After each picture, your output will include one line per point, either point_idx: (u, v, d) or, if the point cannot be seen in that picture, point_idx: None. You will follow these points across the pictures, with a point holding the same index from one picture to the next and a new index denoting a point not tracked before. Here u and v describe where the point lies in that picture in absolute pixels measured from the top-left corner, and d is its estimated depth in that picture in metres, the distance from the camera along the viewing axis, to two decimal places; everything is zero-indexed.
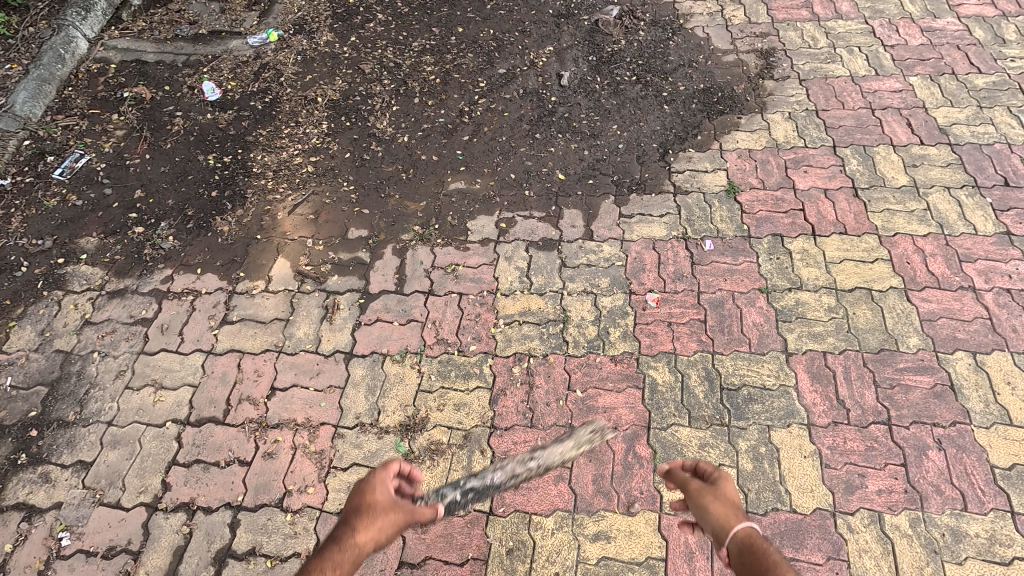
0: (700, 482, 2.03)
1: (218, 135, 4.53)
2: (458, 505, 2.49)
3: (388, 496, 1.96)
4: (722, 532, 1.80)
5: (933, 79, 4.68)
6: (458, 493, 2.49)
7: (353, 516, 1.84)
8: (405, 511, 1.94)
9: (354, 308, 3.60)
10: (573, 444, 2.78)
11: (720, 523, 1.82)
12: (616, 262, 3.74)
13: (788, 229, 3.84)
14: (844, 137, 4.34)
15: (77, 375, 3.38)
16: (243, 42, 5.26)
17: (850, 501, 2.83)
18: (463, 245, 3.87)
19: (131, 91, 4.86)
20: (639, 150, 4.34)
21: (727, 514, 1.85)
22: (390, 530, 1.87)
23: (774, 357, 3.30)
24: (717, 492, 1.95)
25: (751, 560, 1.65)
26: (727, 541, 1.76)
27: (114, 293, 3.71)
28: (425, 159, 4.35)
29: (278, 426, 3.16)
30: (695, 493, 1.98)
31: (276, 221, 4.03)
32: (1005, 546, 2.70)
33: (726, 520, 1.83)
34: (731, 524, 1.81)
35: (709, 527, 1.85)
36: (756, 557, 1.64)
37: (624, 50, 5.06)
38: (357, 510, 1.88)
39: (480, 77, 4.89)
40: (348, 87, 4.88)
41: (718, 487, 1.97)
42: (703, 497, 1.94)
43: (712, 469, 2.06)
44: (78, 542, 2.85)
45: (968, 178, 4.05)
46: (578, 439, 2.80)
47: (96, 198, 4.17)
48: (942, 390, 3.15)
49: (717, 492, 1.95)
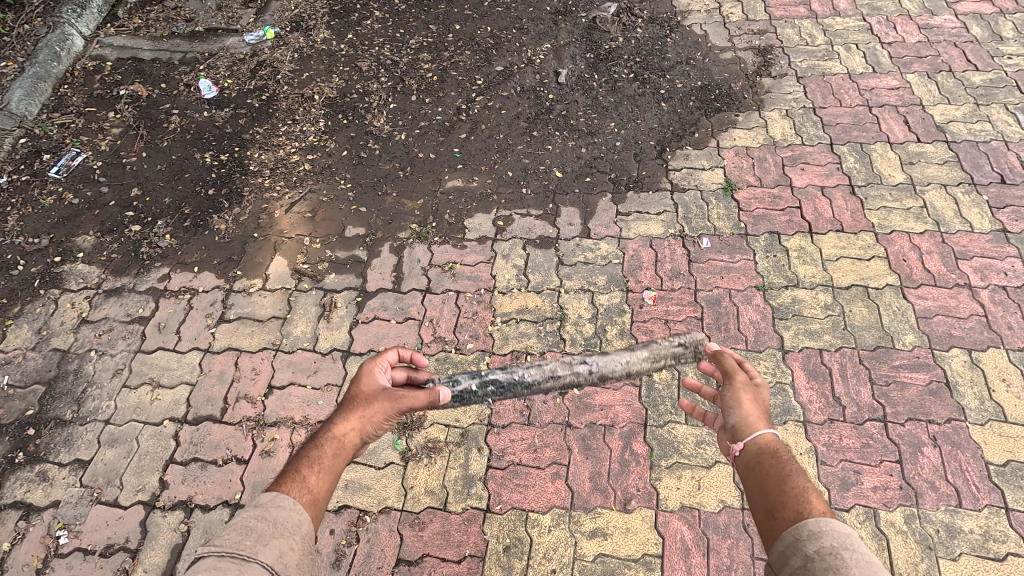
0: (744, 379, 2.20)
1: (215, 133, 4.52)
2: (474, 394, 2.60)
3: (373, 386, 2.20)
4: (746, 431, 2.00)
5: (930, 77, 4.68)
6: (474, 383, 2.60)
7: (336, 410, 2.12)
8: (387, 397, 2.19)
9: (351, 306, 3.60)
10: (648, 355, 2.73)
11: (748, 422, 2.02)
12: (614, 260, 3.75)
13: (785, 227, 3.85)
14: (841, 134, 4.35)
15: (74, 374, 3.38)
16: (239, 40, 5.24)
17: (845, 497, 2.84)
18: (460, 243, 3.87)
19: (127, 89, 4.84)
20: (636, 148, 4.34)
21: (756, 418, 2.04)
22: (372, 416, 2.15)
23: (770, 354, 3.30)
24: (753, 397, 2.12)
25: (770, 468, 1.85)
26: (751, 442, 1.96)
27: (110, 291, 3.71)
28: (422, 156, 4.35)
29: (276, 424, 3.16)
30: (730, 390, 2.16)
31: (273, 219, 4.03)
32: (999, 542, 2.71)
33: (755, 425, 2.01)
34: (759, 430, 1.99)
35: (734, 423, 2.05)
36: (775, 468, 1.85)
37: (621, 48, 5.05)
38: (343, 406, 2.16)
39: (478, 74, 4.88)
40: (345, 85, 4.86)
41: (757, 393, 2.14)
42: (739, 399, 2.11)
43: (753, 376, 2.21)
44: (76, 541, 2.85)
45: (965, 176, 4.06)
46: (655, 353, 2.73)
47: (92, 197, 4.16)
48: (938, 387, 3.16)
49: (754, 396, 2.12)
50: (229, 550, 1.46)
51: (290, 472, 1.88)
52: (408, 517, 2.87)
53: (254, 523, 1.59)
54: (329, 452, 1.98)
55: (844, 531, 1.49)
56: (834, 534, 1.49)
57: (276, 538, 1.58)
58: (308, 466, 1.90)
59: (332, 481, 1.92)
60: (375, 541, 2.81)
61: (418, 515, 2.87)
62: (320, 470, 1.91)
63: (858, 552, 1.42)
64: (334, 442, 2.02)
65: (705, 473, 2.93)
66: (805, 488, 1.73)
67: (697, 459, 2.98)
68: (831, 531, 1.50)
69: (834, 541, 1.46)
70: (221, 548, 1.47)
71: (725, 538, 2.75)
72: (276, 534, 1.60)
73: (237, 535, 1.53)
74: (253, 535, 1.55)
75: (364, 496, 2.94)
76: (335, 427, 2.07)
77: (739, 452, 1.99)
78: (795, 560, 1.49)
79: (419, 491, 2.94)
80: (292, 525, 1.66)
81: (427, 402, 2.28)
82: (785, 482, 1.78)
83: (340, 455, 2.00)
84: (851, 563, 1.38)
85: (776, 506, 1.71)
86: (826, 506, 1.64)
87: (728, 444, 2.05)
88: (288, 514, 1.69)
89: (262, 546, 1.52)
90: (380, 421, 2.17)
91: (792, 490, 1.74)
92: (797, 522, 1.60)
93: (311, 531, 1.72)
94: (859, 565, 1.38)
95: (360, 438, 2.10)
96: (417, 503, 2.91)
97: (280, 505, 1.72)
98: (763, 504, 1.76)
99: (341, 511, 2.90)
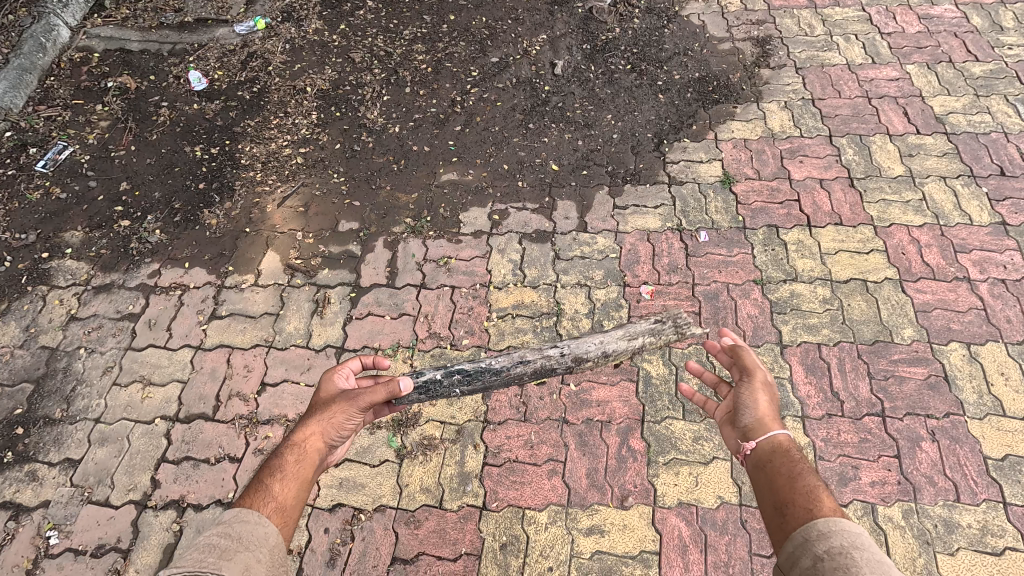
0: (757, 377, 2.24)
1: (206, 126, 4.44)
2: (439, 382, 2.69)
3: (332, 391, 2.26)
4: (759, 432, 2.01)
5: (930, 68, 4.63)
6: (440, 373, 2.69)
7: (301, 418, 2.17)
8: (345, 398, 2.21)
9: (344, 301, 3.55)
10: (624, 334, 2.93)
11: (762, 422, 2.04)
12: (610, 254, 3.71)
13: (783, 220, 3.81)
14: (841, 126, 4.30)
15: (63, 372, 3.33)
16: (229, 30, 5.15)
17: (843, 493, 2.83)
18: (455, 237, 3.82)
19: (115, 81, 4.75)
20: (633, 140, 4.29)
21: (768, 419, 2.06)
22: (333, 419, 2.17)
23: (768, 349, 3.28)
24: (768, 396, 2.16)
25: (779, 467, 1.85)
26: (763, 441, 1.97)
27: (100, 287, 3.65)
28: (416, 149, 4.28)
29: (268, 422, 3.12)
30: (748, 387, 2.19)
31: (264, 214, 3.96)
32: (996, 536, 2.70)
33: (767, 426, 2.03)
34: (772, 430, 2.00)
35: (746, 423, 2.08)
36: (787, 467, 1.84)
37: (618, 39, 4.98)
38: (305, 415, 2.19)
39: (473, 65, 4.81)
40: (337, 76, 4.78)
41: (770, 392, 2.18)
42: (752, 401, 2.14)
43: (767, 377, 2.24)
44: (66, 541, 2.81)
45: (964, 168, 4.02)
46: (629, 331, 2.95)
47: (80, 191, 4.08)
48: (936, 381, 3.14)
49: (767, 398, 2.16)
50: (189, 569, 1.41)
51: (253, 485, 1.86)
52: (403, 515, 2.84)
53: (217, 540, 1.56)
54: (290, 459, 1.99)
55: (854, 530, 1.47)
56: (844, 534, 1.47)
57: (241, 552, 1.55)
58: (270, 477, 1.90)
59: (298, 489, 1.91)
60: (370, 540, 2.78)
61: (414, 513, 2.84)
62: (282, 478, 1.91)
63: (869, 551, 1.39)
64: (295, 449, 2.03)
65: (702, 470, 2.91)
66: (816, 486, 1.72)
67: (695, 455, 2.96)
68: (841, 531, 1.48)
69: (845, 541, 1.44)
70: (182, 568, 1.42)
71: (723, 534, 2.73)
72: (239, 547, 1.56)
73: (199, 553, 1.49)
74: (216, 550, 1.51)
75: (359, 494, 2.91)
76: (295, 435, 2.09)
77: (750, 451, 2.00)
78: (805, 561, 1.47)
79: (414, 488, 2.91)
80: (258, 538, 1.63)
81: (387, 394, 2.23)
82: (796, 480, 1.76)
83: (304, 461, 2.01)
84: (862, 563, 1.36)
85: (785, 502, 1.70)
86: (836, 504, 1.62)
87: (739, 442, 2.07)
88: (253, 527, 1.66)
89: (225, 561, 1.48)
90: (341, 423, 2.19)
91: (803, 488, 1.72)
92: (808, 521, 1.57)
93: (279, 541, 1.70)
94: (870, 564, 1.35)
95: (323, 442, 2.12)
96: (412, 500, 2.88)
97: (244, 519, 1.67)
98: (773, 501, 1.76)
99: (336, 509, 2.87)
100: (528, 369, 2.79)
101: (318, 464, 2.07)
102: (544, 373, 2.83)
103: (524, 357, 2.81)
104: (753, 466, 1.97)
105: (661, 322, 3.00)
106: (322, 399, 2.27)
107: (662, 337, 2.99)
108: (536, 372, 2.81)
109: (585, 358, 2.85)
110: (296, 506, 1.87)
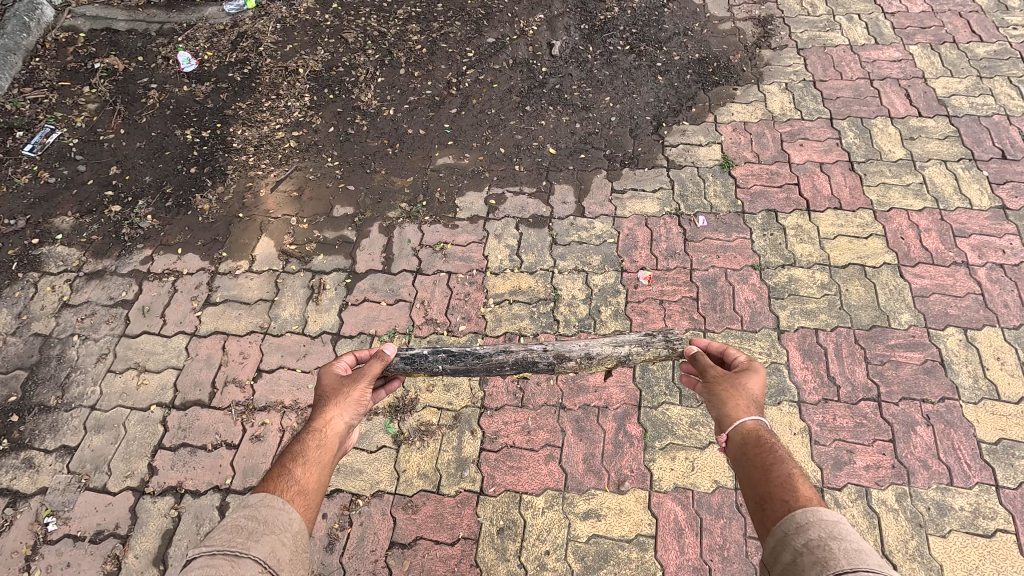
0: (719, 370, 2.23)
1: (196, 108, 4.35)
2: (426, 358, 2.65)
3: (337, 380, 2.24)
4: (729, 423, 2.00)
5: (933, 48, 4.56)
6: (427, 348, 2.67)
7: (315, 405, 2.15)
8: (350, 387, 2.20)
9: (340, 287, 3.52)
10: (609, 339, 2.73)
11: (727, 414, 2.03)
12: (608, 239, 3.67)
13: (783, 204, 3.78)
14: (842, 109, 4.24)
15: (57, 359, 3.30)
16: (218, 9, 5.02)
17: (838, 476, 2.85)
18: (451, 222, 3.78)
19: (102, 62, 4.64)
20: (632, 123, 4.22)
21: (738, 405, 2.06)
22: (348, 405, 2.16)
23: (766, 334, 3.27)
24: (728, 386, 2.12)
25: (755, 457, 1.84)
26: (734, 433, 1.97)
27: (92, 274, 3.60)
28: (411, 133, 4.21)
29: (265, 409, 3.12)
30: (707, 388, 2.20)
31: (258, 199, 3.91)
32: (988, 518, 2.74)
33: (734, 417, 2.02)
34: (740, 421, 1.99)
35: (716, 418, 2.07)
36: (760, 458, 1.83)
37: (616, 18, 4.88)
38: (317, 402, 2.16)
39: (469, 46, 4.71)
40: (330, 57, 4.68)
41: (739, 381, 2.12)
42: (722, 393, 2.12)
43: (754, 362, 2.24)
44: (64, 527, 2.82)
45: (965, 151, 3.98)
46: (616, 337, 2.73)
47: (69, 175, 4.01)
48: (933, 366, 3.15)
49: (736, 386, 2.11)
50: (220, 548, 1.44)
51: (275, 469, 1.86)
52: (401, 500, 2.86)
53: (244, 522, 1.56)
54: (310, 444, 1.98)
55: (830, 520, 1.48)
56: (821, 525, 1.47)
57: (267, 535, 1.55)
58: (291, 462, 1.89)
59: (321, 474, 1.91)
60: (368, 525, 2.80)
61: (412, 499, 2.86)
62: (305, 463, 1.90)
63: (846, 540, 1.40)
64: (316, 434, 2.02)
65: (699, 454, 2.93)
66: (792, 475, 1.72)
67: (691, 440, 2.97)
68: (818, 522, 1.48)
69: (822, 532, 1.44)
70: (212, 547, 1.45)
71: (718, 518, 2.76)
72: (267, 530, 1.57)
73: (228, 533, 1.51)
74: (244, 531, 1.53)
75: (357, 480, 2.91)
76: (315, 420, 2.07)
77: (726, 445, 1.99)
78: (785, 556, 1.47)
79: (412, 474, 2.92)
80: (282, 524, 1.62)
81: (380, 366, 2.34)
82: (771, 471, 1.76)
83: (322, 446, 2.00)
84: (838, 553, 1.36)
85: (764, 497, 1.69)
86: (812, 494, 1.62)
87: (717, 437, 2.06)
88: (278, 512, 1.65)
89: (254, 542, 1.50)
90: (357, 405, 2.19)
91: (778, 479, 1.72)
92: (787, 513, 1.58)
93: (303, 527, 1.68)
94: (846, 554, 1.35)
95: (343, 426, 2.10)
96: (410, 486, 2.89)
97: (271, 503, 1.68)
98: (753, 495, 1.74)
99: (334, 494, 2.88)
100: (510, 359, 2.71)
101: (338, 450, 2.06)
102: (525, 367, 2.72)
103: (508, 347, 2.74)
104: (732, 458, 1.96)
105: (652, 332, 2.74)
106: (337, 383, 2.24)
107: (651, 350, 2.70)
108: (517, 364, 2.71)
109: (567, 357, 2.69)
110: (318, 491, 1.86)
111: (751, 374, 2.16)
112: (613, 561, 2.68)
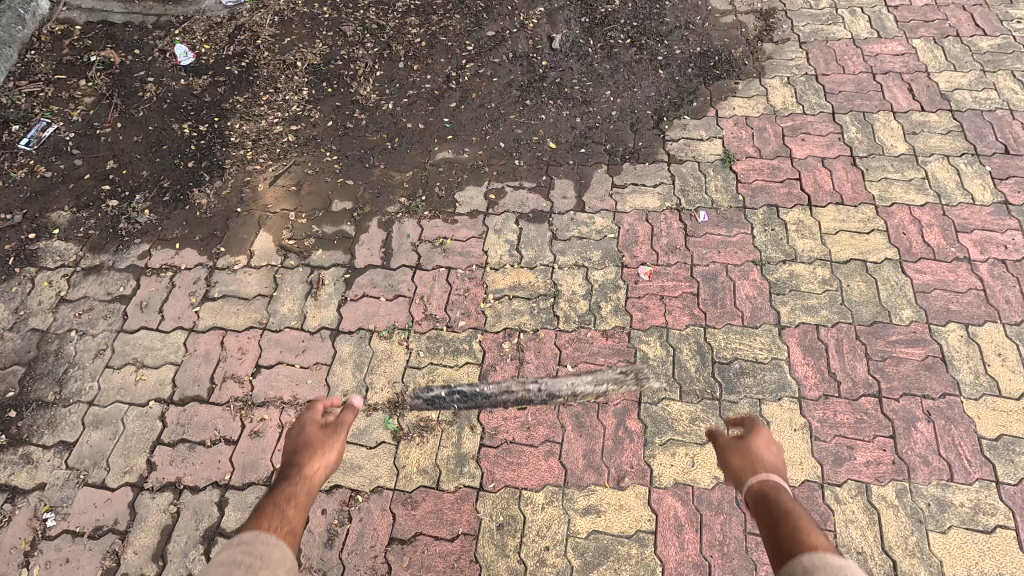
0: (730, 422, 2.22)
1: (193, 102, 4.32)
2: (443, 400, 2.98)
3: (323, 429, 2.25)
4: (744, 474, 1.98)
5: (937, 42, 4.52)
6: (444, 391, 2.99)
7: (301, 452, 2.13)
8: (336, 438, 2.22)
9: (339, 283, 3.51)
10: (591, 378, 3.01)
11: (741, 466, 2.01)
12: (608, 235, 3.65)
13: (784, 199, 3.75)
14: (844, 103, 4.21)
15: (55, 355, 3.29)
16: (216, 2, 4.97)
17: (838, 473, 2.84)
18: (451, 217, 3.76)
19: (99, 55, 4.59)
20: (633, 118, 4.19)
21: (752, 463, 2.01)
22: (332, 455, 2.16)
23: (766, 330, 3.26)
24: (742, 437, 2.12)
25: (769, 508, 1.80)
26: (747, 484, 1.94)
27: (89, 269, 3.58)
28: (411, 127, 4.18)
29: (264, 405, 3.11)
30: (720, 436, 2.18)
31: (256, 193, 3.88)
32: (988, 514, 2.73)
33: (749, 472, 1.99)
34: (757, 474, 1.95)
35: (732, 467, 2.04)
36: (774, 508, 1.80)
37: (617, 12, 4.83)
38: (303, 448, 2.15)
39: (468, 39, 4.67)
40: (329, 51, 4.64)
41: (751, 433, 2.13)
42: (736, 450, 2.08)
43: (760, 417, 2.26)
44: (63, 523, 2.82)
45: (968, 146, 3.96)
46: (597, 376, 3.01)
47: (66, 170, 3.98)
48: (934, 362, 3.14)
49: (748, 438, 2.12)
50: None
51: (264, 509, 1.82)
52: (400, 496, 2.85)
53: (242, 557, 1.55)
54: (301, 488, 1.95)
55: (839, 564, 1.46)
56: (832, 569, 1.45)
57: (263, 571, 1.52)
58: (284, 503, 1.86)
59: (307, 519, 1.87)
60: (367, 521, 2.79)
61: (411, 494, 2.85)
62: (296, 505, 1.88)
63: None
64: (303, 479, 2.00)
65: (699, 451, 2.92)
66: (804, 525, 1.69)
67: (692, 436, 2.96)
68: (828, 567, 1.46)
69: None
70: None
71: (718, 514, 2.75)
72: (265, 566, 1.54)
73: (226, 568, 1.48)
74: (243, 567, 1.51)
75: (356, 476, 2.91)
76: (305, 465, 2.06)
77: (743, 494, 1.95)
78: None
79: (411, 470, 2.91)
80: (277, 563, 1.59)
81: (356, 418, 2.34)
82: (782, 521, 1.72)
83: (311, 491, 1.98)
84: None
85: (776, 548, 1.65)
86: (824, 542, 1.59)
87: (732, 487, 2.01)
88: (273, 550, 1.62)
89: None
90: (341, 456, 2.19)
91: (790, 527, 1.68)
92: (800, 560, 1.54)
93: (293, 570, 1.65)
94: None
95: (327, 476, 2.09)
96: (410, 482, 2.88)
97: (266, 541, 1.65)
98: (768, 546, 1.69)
99: (333, 490, 2.87)
100: (513, 399, 3.01)
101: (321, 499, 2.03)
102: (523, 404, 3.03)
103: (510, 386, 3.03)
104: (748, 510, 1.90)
105: (627, 370, 3.05)
106: (324, 429, 2.25)
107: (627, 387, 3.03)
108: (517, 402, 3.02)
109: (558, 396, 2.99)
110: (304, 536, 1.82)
111: (760, 430, 2.17)
112: (613, 557, 2.68)
